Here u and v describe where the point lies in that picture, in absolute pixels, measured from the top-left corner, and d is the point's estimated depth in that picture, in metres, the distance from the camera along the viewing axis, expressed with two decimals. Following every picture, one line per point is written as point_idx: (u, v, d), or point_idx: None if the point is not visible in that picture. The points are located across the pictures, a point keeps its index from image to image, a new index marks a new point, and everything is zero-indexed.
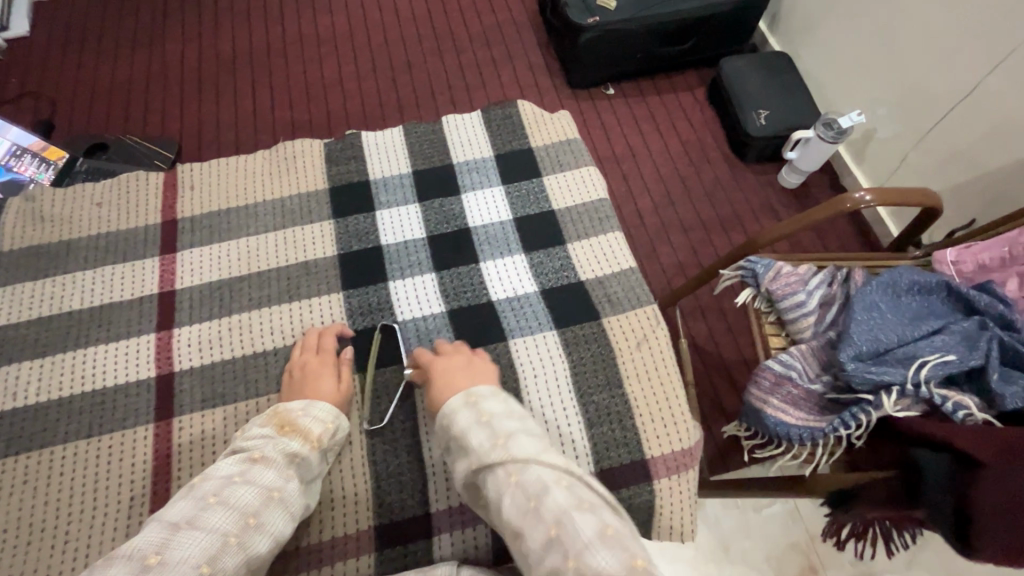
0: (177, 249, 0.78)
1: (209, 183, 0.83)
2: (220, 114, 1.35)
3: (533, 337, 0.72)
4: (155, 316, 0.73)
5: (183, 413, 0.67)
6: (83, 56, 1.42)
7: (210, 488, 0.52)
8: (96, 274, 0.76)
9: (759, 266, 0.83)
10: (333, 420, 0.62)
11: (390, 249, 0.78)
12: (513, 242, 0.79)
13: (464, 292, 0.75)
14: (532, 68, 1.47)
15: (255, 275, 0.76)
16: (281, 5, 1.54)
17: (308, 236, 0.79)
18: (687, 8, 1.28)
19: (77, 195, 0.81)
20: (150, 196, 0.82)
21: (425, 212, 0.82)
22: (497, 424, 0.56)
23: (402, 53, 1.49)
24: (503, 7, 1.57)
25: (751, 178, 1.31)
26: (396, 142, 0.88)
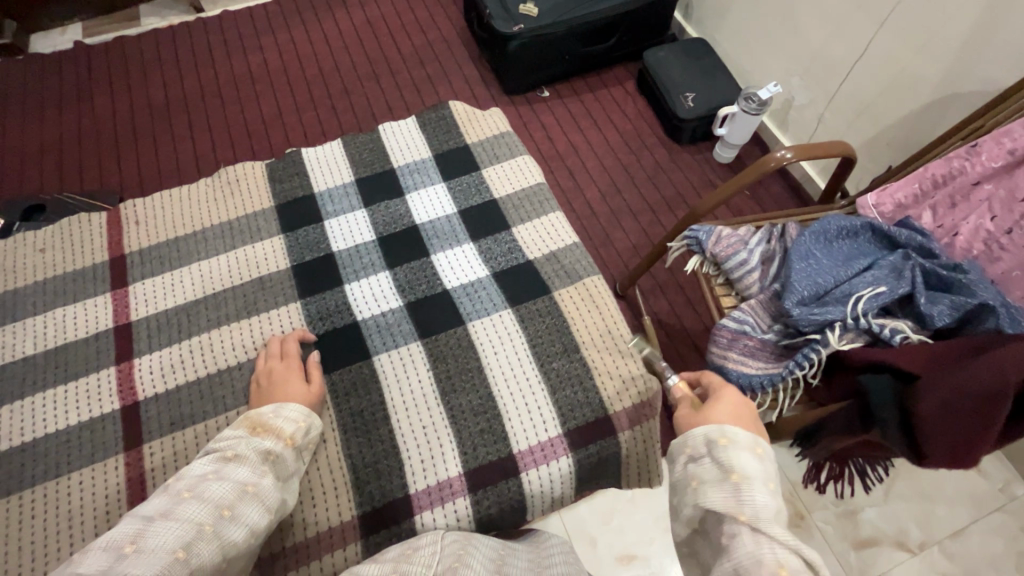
0: (129, 282, 0.77)
1: (154, 215, 0.83)
2: (160, 160, 1.35)
3: (490, 317, 0.75)
4: (113, 350, 0.72)
5: (153, 439, 0.66)
6: (8, 120, 1.39)
7: (184, 484, 0.51)
8: (46, 318, 0.74)
9: (701, 233, 0.87)
10: (302, 421, 0.62)
11: (341, 254, 0.80)
12: (460, 233, 0.82)
13: (420, 284, 0.77)
14: (467, 79, 1.52)
15: (212, 297, 0.76)
16: (207, 46, 1.55)
17: (260, 253, 0.79)
18: (603, 8, 1.35)
19: (19, 244, 0.80)
20: (95, 236, 0.81)
21: (371, 215, 0.83)
22: (748, 488, 0.48)
23: (337, 81, 1.51)
24: (431, 28, 1.62)
25: (687, 157, 1.38)
26: (338, 154, 0.89)
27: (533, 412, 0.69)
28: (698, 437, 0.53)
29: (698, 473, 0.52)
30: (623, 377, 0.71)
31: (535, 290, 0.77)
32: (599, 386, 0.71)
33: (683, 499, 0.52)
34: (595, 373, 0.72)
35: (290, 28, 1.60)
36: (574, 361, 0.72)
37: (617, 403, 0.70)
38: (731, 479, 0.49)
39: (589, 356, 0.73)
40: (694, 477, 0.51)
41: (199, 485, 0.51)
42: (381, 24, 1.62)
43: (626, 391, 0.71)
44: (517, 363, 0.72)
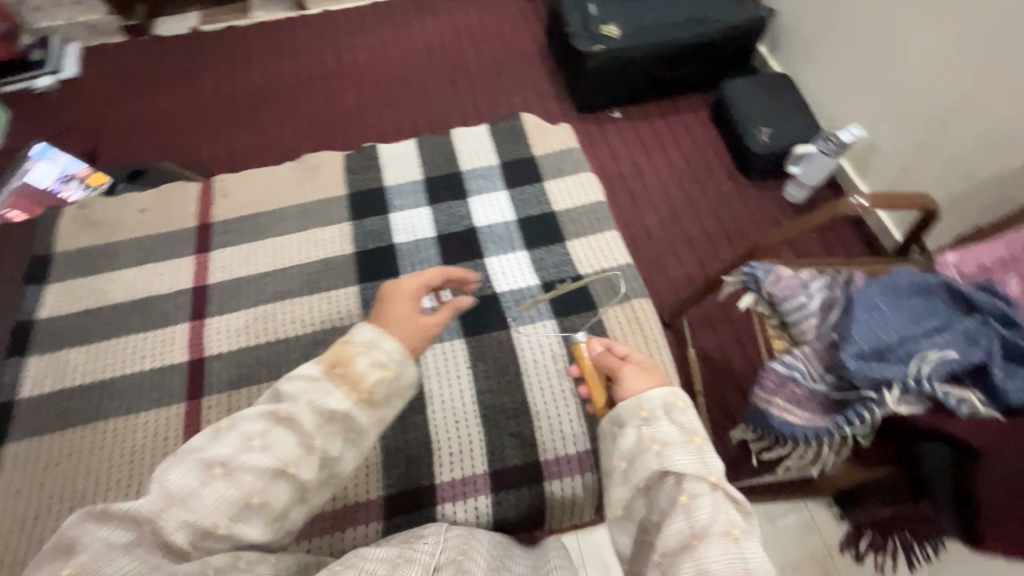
0: (210, 249, 0.84)
1: (240, 190, 0.90)
2: (250, 143, 1.47)
3: (534, 325, 0.76)
4: (188, 308, 0.78)
5: (212, 393, 0.71)
6: (132, 97, 1.58)
7: (219, 456, 0.50)
8: (137, 271, 0.81)
9: (760, 271, 0.85)
10: (393, 368, 0.58)
11: (401, 246, 0.83)
12: (516, 240, 0.84)
13: (471, 285, 0.79)
14: (541, 93, 1.56)
15: (280, 271, 0.81)
16: (305, 43, 1.68)
17: (329, 236, 0.84)
18: (685, 35, 1.35)
19: (124, 203, 0.89)
20: (188, 203, 0.88)
21: (435, 213, 0.87)
22: (708, 450, 0.56)
23: (417, 83, 1.59)
24: (512, 41, 1.68)
25: (754, 192, 1.35)
26: (411, 152, 0.93)
27: (564, 423, 0.69)
28: (658, 402, 0.58)
29: (658, 435, 0.56)
30: None
31: (582, 305, 0.77)
32: None
33: (641, 460, 0.56)
34: None
35: (381, 31, 1.71)
36: None
37: None
38: (693, 442, 0.56)
39: None
40: (656, 440, 0.56)
41: (236, 458, 0.51)
42: (465, 34, 1.70)
43: None
44: (554, 374, 0.72)
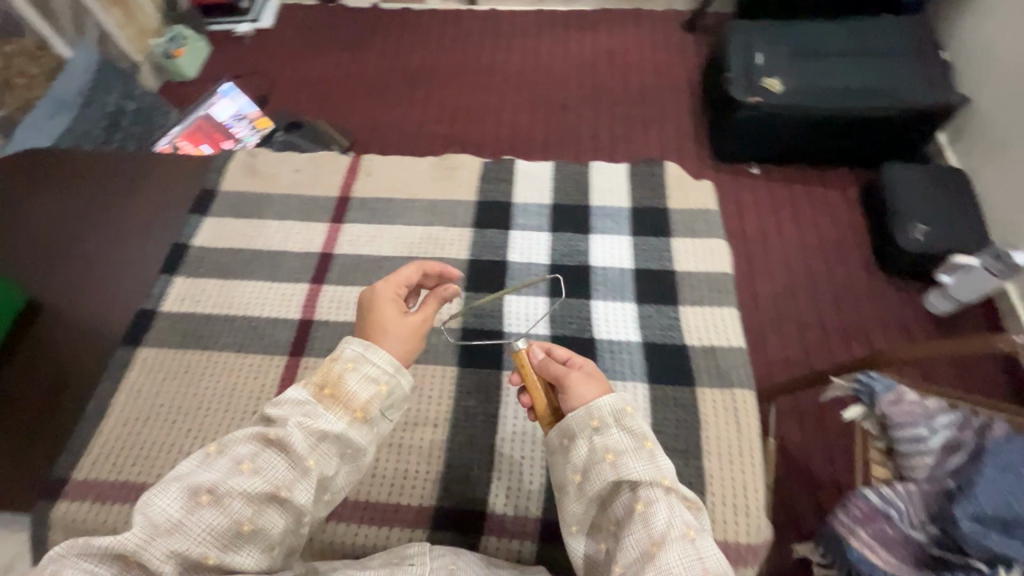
0: (344, 221, 0.90)
1: (383, 174, 0.95)
2: (392, 119, 1.58)
3: (624, 383, 0.73)
4: (312, 271, 0.85)
5: (311, 355, 0.77)
6: (309, 58, 1.77)
7: (204, 483, 0.53)
8: (278, 225, 0.89)
9: (879, 386, 0.76)
10: (387, 381, 0.60)
11: (513, 265, 0.84)
12: (628, 290, 0.81)
13: (570, 322, 0.79)
14: (681, 132, 1.54)
15: (397, 259, 0.85)
16: (465, 37, 1.77)
17: (449, 237, 0.87)
18: (855, 106, 1.26)
19: (283, 159, 0.97)
20: (335, 174, 0.95)
21: (553, 241, 0.87)
22: (659, 455, 0.57)
23: (559, 97, 1.63)
24: (664, 74, 1.67)
25: (889, 293, 1.22)
26: (545, 175, 0.94)
27: None
28: (608, 409, 0.59)
29: (610, 445, 0.57)
30: (737, 508, 0.66)
31: (678, 376, 0.74)
32: (707, 503, 0.66)
33: (595, 472, 0.57)
34: (709, 487, 0.67)
35: (539, 39, 1.77)
36: (690, 466, 0.68)
37: (719, 531, 0.65)
38: (644, 447, 0.57)
39: (708, 467, 0.68)
40: (609, 450, 0.57)
41: (223, 484, 0.53)
42: (617, 57, 1.72)
43: (734, 524, 0.65)
44: None
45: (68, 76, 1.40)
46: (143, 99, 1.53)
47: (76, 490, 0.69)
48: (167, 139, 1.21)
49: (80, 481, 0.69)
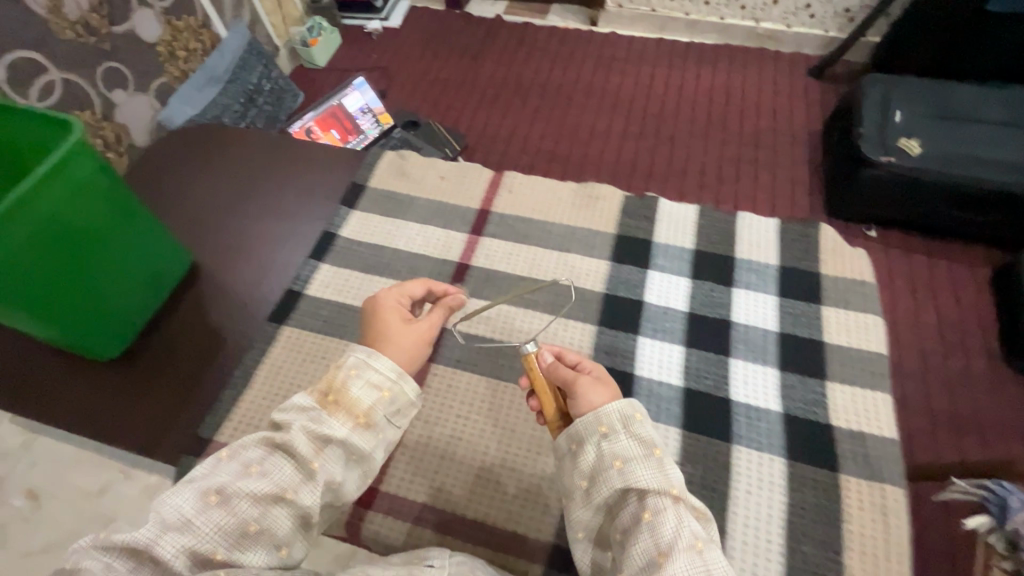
0: (483, 234, 0.93)
1: (521, 193, 0.98)
2: (499, 129, 1.61)
3: (761, 455, 0.70)
4: (448, 280, 0.88)
5: (441, 365, 0.83)
6: (430, 59, 1.84)
7: (215, 485, 0.57)
8: (420, 229, 0.94)
9: (1013, 498, 0.77)
10: (389, 388, 0.65)
11: (649, 307, 0.84)
12: (771, 355, 0.78)
13: (705, 378, 0.77)
14: (794, 182, 1.46)
15: (529, 282, 0.87)
16: (583, 58, 1.79)
17: (584, 267, 0.89)
18: (1006, 181, 1.15)
19: (427, 163, 1.03)
20: (477, 185, 0.99)
21: (693, 288, 0.85)
22: (670, 463, 0.59)
23: (669, 128, 1.59)
24: (784, 118, 1.59)
25: (1014, 390, 1.11)
26: (690, 218, 0.93)
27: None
28: (619, 415, 0.61)
29: (619, 451, 0.59)
30: None
31: (819, 459, 0.70)
32: None
33: (604, 478, 0.59)
34: None
35: (655, 66, 1.75)
36: (828, 558, 0.64)
37: None
38: (654, 455, 0.59)
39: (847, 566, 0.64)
40: (619, 457, 0.59)
41: (231, 485, 0.58)
42: (735, 93, 1.67)
43: None
44: (766, 519, 0.66)
45: (223, 54, 1.53)
46: (278, 81, 1.67)
47: (216, 451, 0.75)
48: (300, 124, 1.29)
49: (221, 443, 0.76)
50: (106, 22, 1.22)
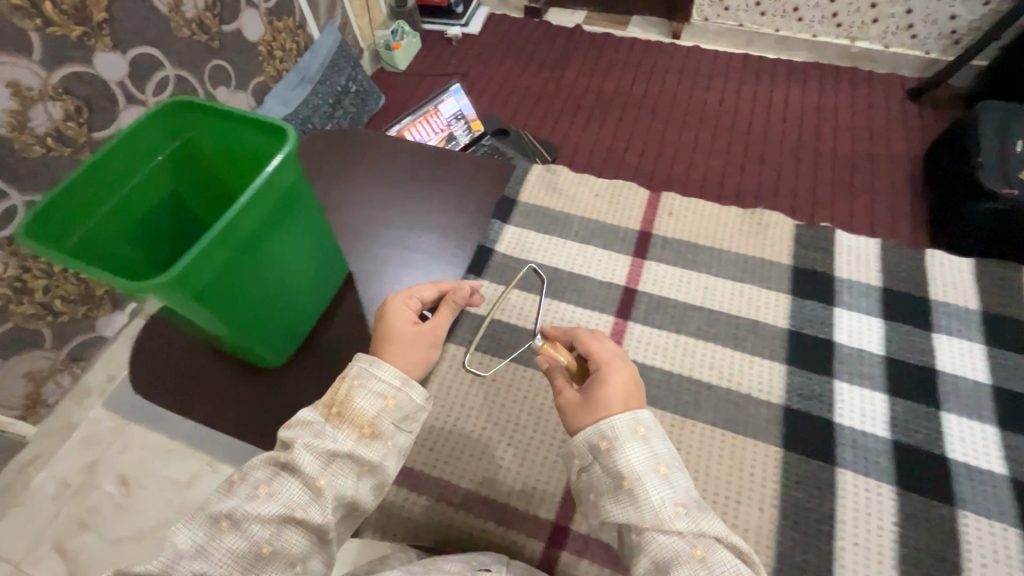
0: (647, 257, 0.95)
1: (682, 215, 1.01)
2: (581, 140, 1.59)
3: (989, 521, 0.71)
4: (615, 304, 0.90)
5: None
6: (511, 65, 1.84)
7: (221, 512, 0.57)
8: (579, 248, 0.97)
9: None
10: (394, 396, 0.63)
11: (842, 349, 0.85)
12: (985, 410, 0.79)
13: (917, 432, 0.77)
14: (892, 211, 1.38)
15: (708, 311, 0.89)
16: (666, 71, 1.76)
17: (763, 300, 0.90)
18: None
19: (582, 182, 1.06)
20: (633, 205, 1.02)
21: (887, 330, 0.87)
22: (642, 489, 0.58)
23: (758, 147, 1.54)
24: (882, 141, 1.52)
25: None
26: (871, 254, 0.95)
27: None
28: (584, 446, 0.61)
29: (594, 483, 0.61)
30: None
31: None
32: None
33: (589, 507, 0.62)
34: None
35: (742, 83, 1.70)
36: None
37: None
38: (624, 486, 0.58)
39: None
40: (592, 489, 0.61)
41: (240, 510, 0.57)
42: (828, 113, 1.60)
43: None
44: None
45: (314, 54, 1.52)
46: (362, 84, 1.67)
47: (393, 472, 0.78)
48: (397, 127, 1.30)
49: None
50: (217, 22, 1.22)
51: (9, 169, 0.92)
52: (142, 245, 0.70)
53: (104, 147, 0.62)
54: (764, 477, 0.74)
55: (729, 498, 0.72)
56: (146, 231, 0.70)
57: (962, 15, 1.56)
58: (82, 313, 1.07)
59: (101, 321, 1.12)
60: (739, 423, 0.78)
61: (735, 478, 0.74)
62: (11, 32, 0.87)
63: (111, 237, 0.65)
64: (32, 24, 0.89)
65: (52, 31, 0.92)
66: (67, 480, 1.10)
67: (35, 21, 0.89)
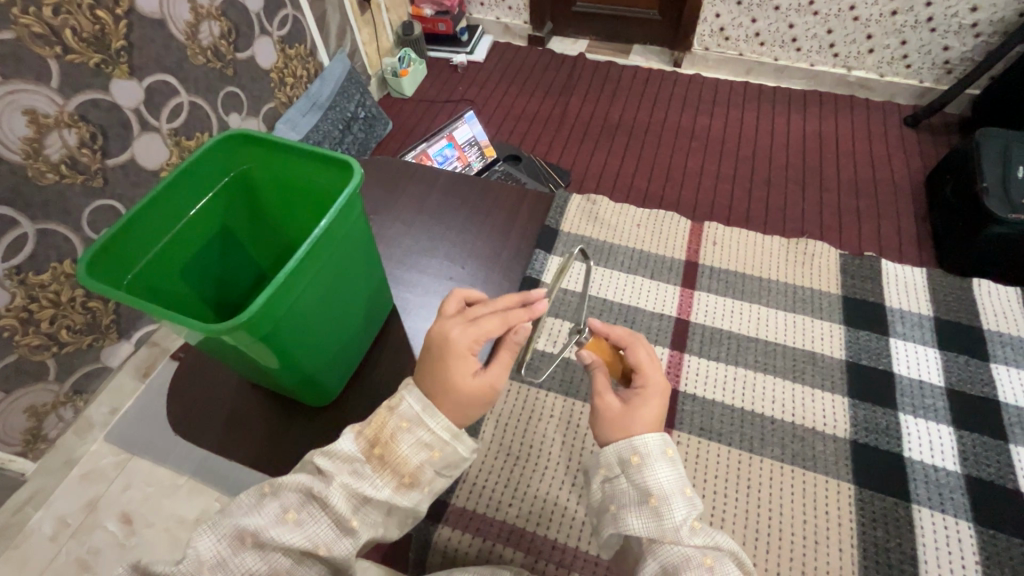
0: (696, 288, 0.96)
1: (728, 246, 1.03)
2: (590, 164, 1.60)
3: None
4: (670, 336, 0.90)
5: (683, 430, 0.80)
6: (518, 90, 1.87)
7: (251, 527, 0.50)
8: (629, 279, 0.97)
9: None
10: (440, 448, 0.55)
11: (902, 381, 0.85)
12: None
13: (987, 465, 0.77)
14: (900, 233, 1.38)
15: (766, 343, 0.89)
16: (670, 97, 1.80)
17: (817, 331, 0.91)
18: None
19: (625, 213, 1.08)
20: (679, 237, 1.04)
21: (945, 361, 0.87)
22: (665, 510, 0.52)
23: (764, 171, 1.55)
24: (884, 166, 1.55)
25: None
26: (919, 283, 0.97)
27: None
28: (613, 459, 0.56)
29: (615, 495, 0.55)
30: None
31: None
32: None
33: (605, 520, 0.56)
34: None
35: (744, 110, 1.74)
36: None
37: None
38: (648, 503, 0.53)
39: None
40: (612, 501, 0.55)
41: (267, 531, 0.50)
42: (830, 140, 1.64)
43: None
44: None
45: (324, 81, 1.49)
46: (370, 109, 1.66)
47: (455, 516, 0.76)
48: (412, 154, 1.31)
49: (458, 509, 0.76)
50: (231, 49, 1.16)
51: (22, 197, 0.82)
52: (199, 272, 0.70)
53: (162, 184, 0.62)
54: (839, 516, 0.73)
55: (807, 539, 0.72)
56: (205, 251, 0.70)
57: (954, 46, 1.62)
58: (87, 343, 0.99)
59: (106, 352, 1.04)
60: (808, 458, 0.78)
61: (812, 517, 0.73)
62: (29, 58, 0.79)
63: (164, 272, 0.65)
64: (52, 51, 0.81)
65: (71, 58, 0.84)
66: (66, 518, 1.01)
67: (55, 48, 0.81)
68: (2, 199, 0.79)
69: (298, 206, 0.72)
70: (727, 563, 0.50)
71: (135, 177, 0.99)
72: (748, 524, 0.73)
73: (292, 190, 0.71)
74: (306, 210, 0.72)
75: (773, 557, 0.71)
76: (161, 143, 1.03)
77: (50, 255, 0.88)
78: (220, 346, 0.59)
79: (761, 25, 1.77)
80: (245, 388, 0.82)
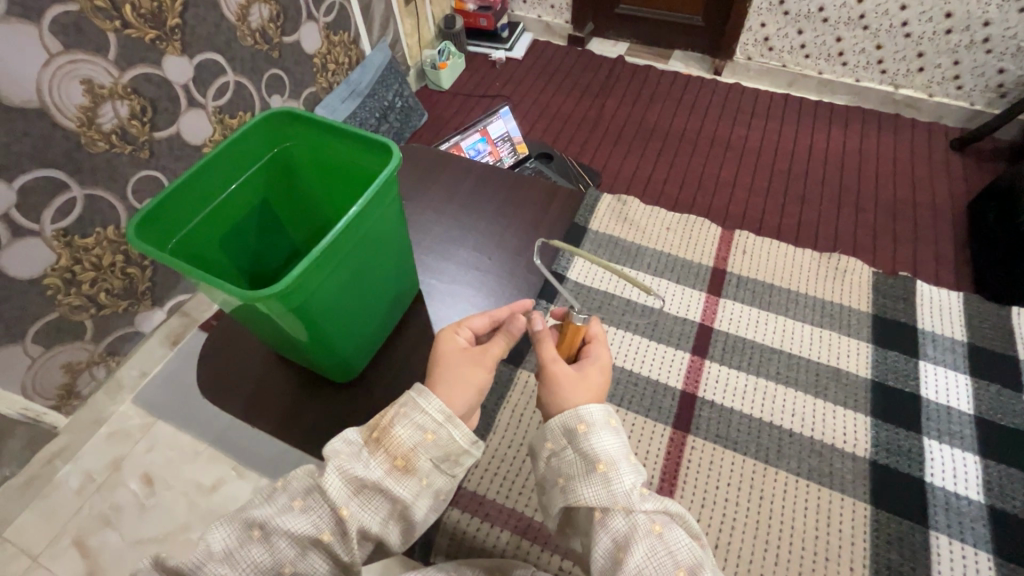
0: (721, 295, 0.95)
1: (758, 255, 1.01)
2: (622, 167, 1.60)
3: None
4: (692, 341, 0.89)
5: (697, 435, 0.80)
6: (555, 90, 1.87)
7: (257, 517, 0.51)
8: (653, 280, 0.97)
9: None
10: (435, 431, 0.54)
11: (929, 405, 0.83)
12: None
13: (1012, 498, 0.75)
14: (937, 257, 1.34)
15: (789, 355, 0.88)
16: (709, 105, 1.78)
17: (843, 348, 0.89)
18: None
19: (655, 215, 1.07)
20: (708, 243, 1.03)
21: (974, 388, 0.85)
22: (615, 475, 0.51)
23: (800, 186, 1.52)
24: (926, 188, 1.50)
25: None
26: (955, 308, 0.94)
27: None
28: (559, 429, 0.55)
29: (563, 468, 0.54)
30: None
31: None
32: None
33: (553, 494, 0.55)
34: None
35: (783, 122, 1.71)
36: None
37: None
38: (598, 470, 0.52)
39: None
40: (562, 475, 0.54)
41: (274, 520, 0.50)
42: (870, 157, 1.60)
43: None
44: None
45: (365, 69, 1.52)
46: (408, 100, 1.67)
47: (464, 501, 0.77)
48: (445, 145, 1.33)
49: (467, 493, 0.77)
50: (278, 33, 1.19)
51: (74, 162, 0.86)
52: (238, 240, 0.73)
53: (211, 154, 0.64)
54: (852, 536, 0.72)
55: (816, 555, 0.71)
56: (244, 220, 0.73)
57: (1010, 69, 1.56)
58: (124, 308, 1.03)
59: (141, 317, 1.08)
60: (825, 474, 0.76)
61: (823, 534, 0.72)
62: (90, 30, 0.82)
63: (206, 238, 0.68)
64: (112, 25, 0.85)
65: (128, 33, 0.87)
66: (93, 474, 1.02)
67: (114, 22, 0.85)
68: (56, 163, 0.83)
69: (337, 186, 0.74)
70: (675, 526, 0.51)
71: (180, 152, 1.03)
72: (757, 535, 0.72)
73: (333, 171, 0.73)
74: (343, 190, 0.74)
75: (779, 569, 0.70)
76: (206, 120, 1.07)
77: (95, 220, 0.92)
78: (253, 313, 0.61)
79: (807, 37, 1.73)
80: (272, 362, 0.85)
